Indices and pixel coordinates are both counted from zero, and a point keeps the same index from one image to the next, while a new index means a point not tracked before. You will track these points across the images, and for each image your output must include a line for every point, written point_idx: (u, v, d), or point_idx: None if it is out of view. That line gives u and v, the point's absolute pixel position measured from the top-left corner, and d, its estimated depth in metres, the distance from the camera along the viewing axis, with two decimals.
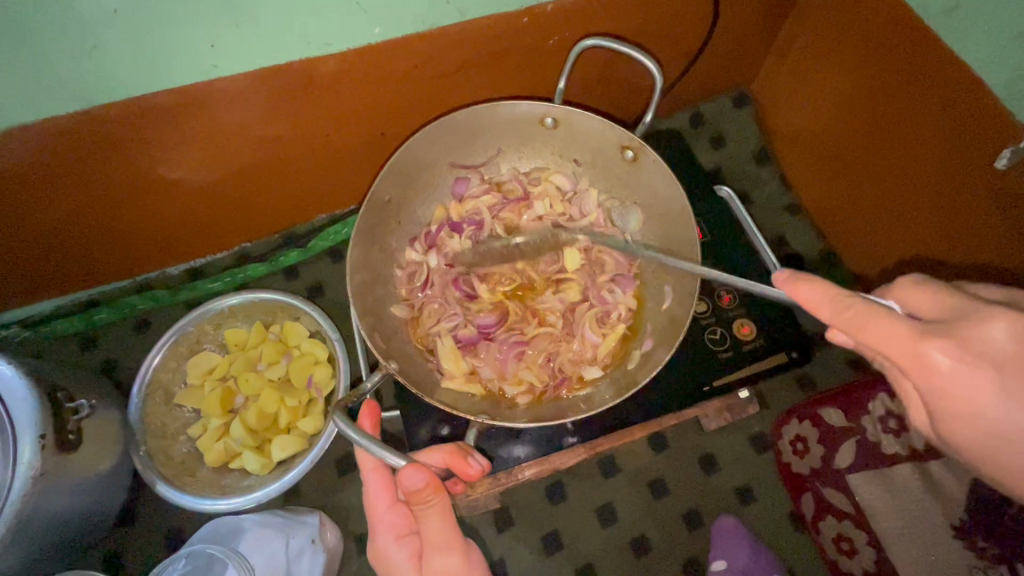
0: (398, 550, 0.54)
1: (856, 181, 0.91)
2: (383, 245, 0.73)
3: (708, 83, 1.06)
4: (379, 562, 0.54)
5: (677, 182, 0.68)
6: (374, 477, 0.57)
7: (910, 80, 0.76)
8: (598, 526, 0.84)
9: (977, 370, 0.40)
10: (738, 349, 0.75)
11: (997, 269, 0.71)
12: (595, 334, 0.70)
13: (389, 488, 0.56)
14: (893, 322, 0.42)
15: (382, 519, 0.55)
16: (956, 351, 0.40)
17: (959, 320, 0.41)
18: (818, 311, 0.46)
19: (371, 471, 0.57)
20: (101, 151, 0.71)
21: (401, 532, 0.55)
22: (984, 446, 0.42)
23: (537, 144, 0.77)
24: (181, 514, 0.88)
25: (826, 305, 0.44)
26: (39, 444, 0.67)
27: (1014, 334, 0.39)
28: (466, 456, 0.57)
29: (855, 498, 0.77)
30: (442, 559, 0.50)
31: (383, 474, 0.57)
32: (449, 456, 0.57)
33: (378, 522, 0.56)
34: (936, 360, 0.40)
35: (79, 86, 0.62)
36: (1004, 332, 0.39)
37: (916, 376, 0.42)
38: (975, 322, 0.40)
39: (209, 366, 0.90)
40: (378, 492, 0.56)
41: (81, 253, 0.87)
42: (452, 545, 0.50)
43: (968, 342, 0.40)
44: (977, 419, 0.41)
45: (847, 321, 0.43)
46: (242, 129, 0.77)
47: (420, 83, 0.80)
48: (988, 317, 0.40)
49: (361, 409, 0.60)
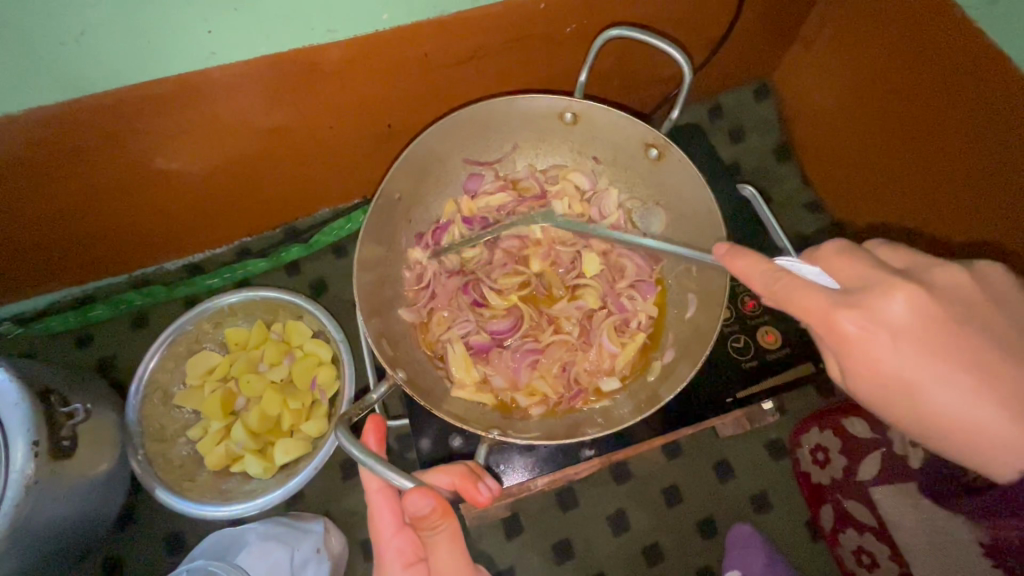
0: None
1: (879, 181, 0.87)
2: (391, 246, 0.70)
3: (729, 74, 1.02)
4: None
5: (705, 183, 0.64)
6: (380, 499, 0.53)
7: (945, 76, 0.71)
8: (609, 534, 0.82)
9: (886, 337, 0.43)
10: (763, 359, 0.72)
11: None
12: (613, 344, 0.67)
13: (396, 511, 0.53)
14: (811, 294, 0.44)
15: (388, 544, 0.53)
16: (861, 320, 0.43)
17: (870, 291, 0.43)
18: (753, 281, 0.49)
19: (377, 492, 0.53)
20: (93, 143, 0.67)
21: (410, 560, 0.52)
22: (886, 401, 0.46)
23: (556, 140, 0.73)
24: (182, 518, 0.85)
25: (757, 276, 0.48)
26: (32, 451, 0.64)
27: (915, 306, 0.42)
28: (477, 480, 0.53)
29: (880, 513, 0.73)
30: None
31: (388, 496, 0.54)
32: (459, 479, 0.53)
33: (385, 547, 0.53)
34: (846, 328, 0.43)
35: (66, 74, 0.58)
36: (905, 304, 0.42)
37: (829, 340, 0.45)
38: (882, 293, 0.43)
39: (209, 366, 0.87)
40: (385, 515, 0.53)
41: (75, 248, 0.83)
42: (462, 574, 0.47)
43: (872, 312, 0.43)
44: (880, 378, 0.44)
45: (776, 294, 0.46)
46: (239, 120, 0.73)
47: (429, 72, 0.75)
48: (894, 290, 0.42)
49: (366, 424, 0.55)
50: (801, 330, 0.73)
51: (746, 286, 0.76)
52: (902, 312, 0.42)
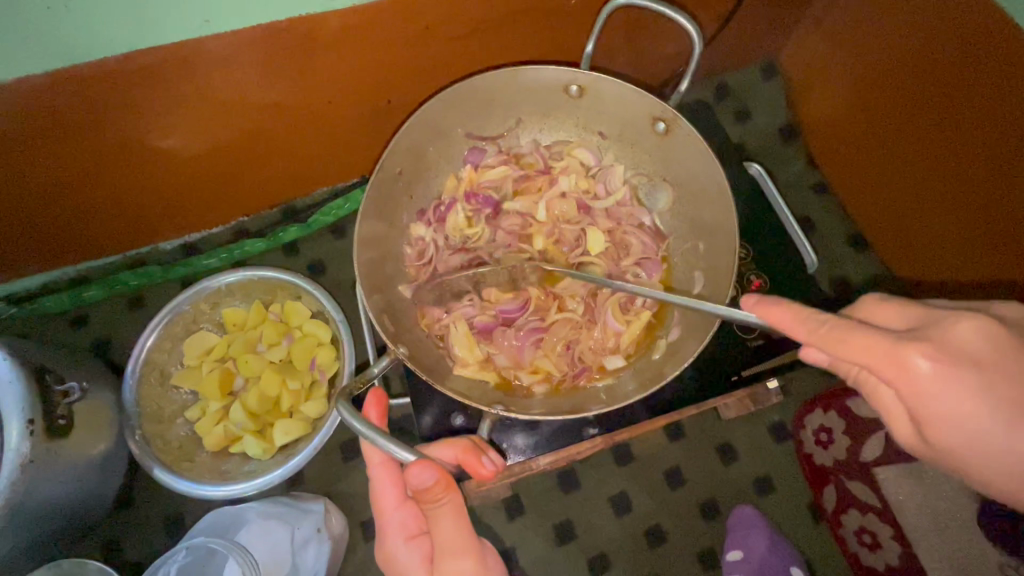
0: (407, 552, 0.50)
1: (887, 165, 0.86)
2: (392, 221, 0.68)
3: (736, 51, 1.00)
4: (388, 564, 0.51)
5: (714, 158, 0.62)
6: (382, 472, 0.53)
7: (956, 59, 0.70)
8: (612, 515, 0.82)
9: (967, 372, 0.38)
10: (770, 337, 0.71)
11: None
12: (618, 321, 0.66)
13: (398, 485, 0.53)
14: (869, 333, 0.39)
15: (391, 517, 0.52)
16: (935, 354, 0.38)
17: (931, 326, 0.40)
18: (791, 331, 0.42)
19: (378, 466, 0.53)
20: (85, 116, 0.65)
21: (412, 533, 0.51)
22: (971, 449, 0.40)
23: (561, 115, 0.71)
24: (181, 499, 0.85)
25: (798, 324, 0.42)
26: (27, 429, 0.63)
27: (984, 335, 0.39)
28: (481, 453, 0.52)
29: (883, 492, 0.74)
30: (455, 563, 0.46)
31: (392, 469, 0.53)
32: (462, 453, 0.52)
33: (387, 520, 0.52)
34: (919, 366, 0.38)
35: (54, 41, 0.56)
36: (974, 332, 0.39)
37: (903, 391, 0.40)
38: (943, 325, 0.39)
39: (207, 346, 0.86)
40: (386, 488, 0.52)
41: (68, 226, 0.82)
42: (465, 547, 0.45)
43: (942, 344, 0.38)
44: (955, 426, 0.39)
45: (824, 339, 0.40)
46: (234, 95, 0.71)
47: (431, 45, 0.73)
48: (953, 321, 0.39)
49: (367, 397, 0.55)
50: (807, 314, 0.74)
51: (751, 266, 0.77)
52: (973, 345, 0.38)
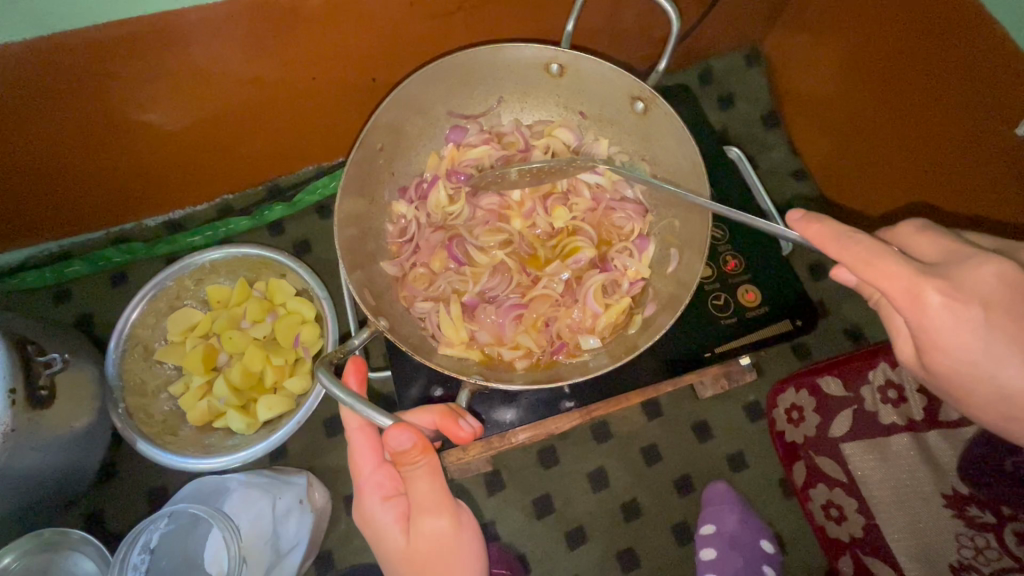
0: (384, 511, 0.52)
1: (868, 152, 0.87)
2: (375, 198, 0.69)
3: (719, 38, 1.01)
4: (367, 524, 0.53)
5: (687, 134, 0.63)
6: (359, 435, 0.54)
7: (935, 45, 0.70)
8: (589, 490, 0.84)
9: (981, 311, 0.40)
10: (743, 316, 0.75)
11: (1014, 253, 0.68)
12: (597, 303, 0.66)
13: (375, 448, 0.55)
14: (900, 261, 0.41)
15: (368, 479, 0.54)
16: (949, 289, 0.40)
17: (954, 265, 0.42)
18: (825, 246, 0.44)
19: (357, 429, 0.54)
20: (68, 88, 0.65)
21: (389, 494, 0.54)
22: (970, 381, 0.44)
23: (542, 95, 0.72)
24: (164, 473, 0.85)
25: (833, 240, 0.43)
26: (9, 400, 0.63)
27: (1004, 278, 0.40)
28: (459, 418, 0.54)
29: (848, 467, 0.78)
30: (433, 522, 0.49)
31: (368, 432, 0.54)
32: (440, 418, 0.54)
33: (364, 482, 0.54)
34: (932, 300, 0.40)
35: (29, 7, 0.55)
36: (994, 275, 0.40)
37: (907, 314, 0.42)
38: (972, 265, 0.41)
39: (190, 323, 0.86)
40: (364, 451, 0.54)
41: (54, 201, 0.82)
42: (442, 507, 0.49)
43: (963, 283, 0.40)
44: (961, 354, 0.42)
45: (855, 257, 0.42)
46: (214, 67, 0.70)
47: (417, 22, 0.74)
48: (984, 261, 0.41)
49: (348, 365, 0.56)
50: (782, 292, 0.77)
51: (728, 247, 0.79)
52: (983, 284, 0.40)
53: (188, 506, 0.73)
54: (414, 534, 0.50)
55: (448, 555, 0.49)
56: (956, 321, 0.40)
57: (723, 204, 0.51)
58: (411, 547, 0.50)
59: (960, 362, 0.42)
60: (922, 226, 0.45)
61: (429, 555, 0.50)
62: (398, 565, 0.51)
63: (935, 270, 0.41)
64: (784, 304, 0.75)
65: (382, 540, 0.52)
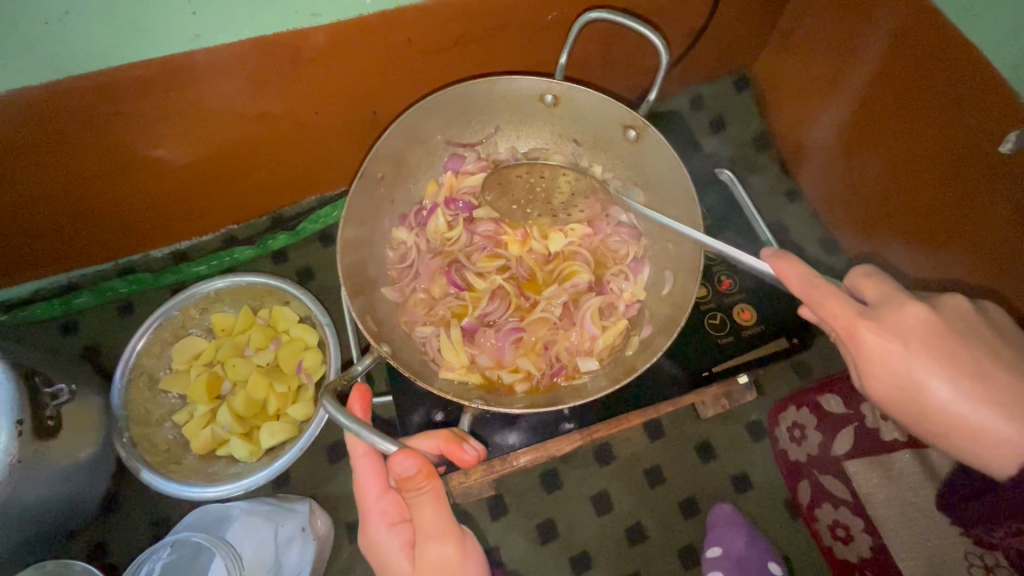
0: (389, 538, 0.51)
1: (858, 171, 0.89)
2: (375, 226, 0.71)
3: (709, 65, 1.04)
4: (372, 552, 0.52)
5: (679, 162, 0.65)
6: (364, 464, 0.55)
7: (921, 66, 0.73)
8: (593, 514, 0.83)
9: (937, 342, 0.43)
10: (739, 335, 0.76)
11: (1003, 273, 0.69)
12: (595, 326, 0.67)
13: (380, 475, 0.55)
14: None
15: (373, 507, 0.53)
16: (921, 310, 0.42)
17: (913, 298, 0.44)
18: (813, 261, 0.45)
19: (361, 456, 0.54)
20: (79, 126, 0.68)
21: (393, 520, 0.53)
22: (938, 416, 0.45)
23: (536, 124, 0.75)
24: (167, 502, 0.85)
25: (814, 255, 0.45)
26: (16, 430, 0.65)
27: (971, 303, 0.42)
28: (462, 442, 0.54)
29: (853, 485, 0.76)
30: (438, 548, 0.48)
31: (375, 461, 0.55)
32: (444, 443, 0.54)
33: (369, 511, 0.53)
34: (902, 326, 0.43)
35: (50, 54, 0.59)
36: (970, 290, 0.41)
37: (849, 348, 0.45)
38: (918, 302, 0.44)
39: (195, 352, 0.88)
40: (369, 478, 0.54)
41: (65, 234, 0.84)
42: (446, 533, 0.48)
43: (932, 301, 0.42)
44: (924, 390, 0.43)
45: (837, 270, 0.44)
46: (219, 102, 0.73)
47: (414, 57, 0.77)
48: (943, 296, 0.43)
49: (352, 393, 0.57)
50: (774, 312, 0.77)
51: (723, 267, 0.80)
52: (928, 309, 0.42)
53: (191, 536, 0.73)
54: (418, 561, 0.49)
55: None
56: (897, 356, 0.43)
57: (706, 233, 0.54)
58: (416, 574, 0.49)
59: (910, 398, 0.44)
60: (869, 273, 0.47)
61: None
62: None
63: (879, 310, 0.44)
64: (780, 322, 0.76)
65: (388, 568, 0.51)
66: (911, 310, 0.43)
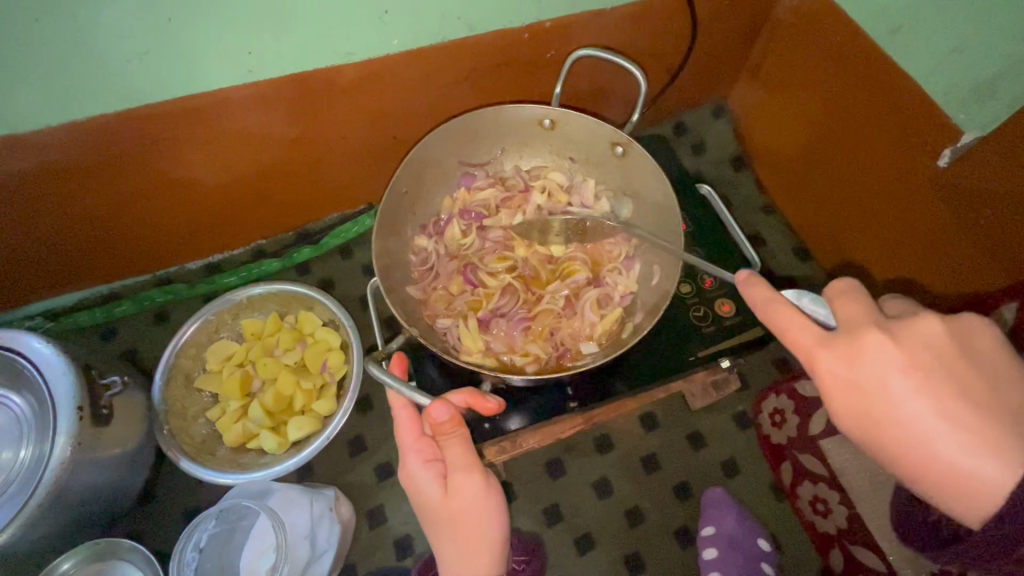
0: (424, 470, 0.58)
1: (821, 185, 1.02)
2: (399, 234, 0.82)
3: (690, 96, 1.17)
4: (409, 481, 0.60)
5: (660, 173, 0.77)
6: (403, 413, 0.62)
7: (867, 93, 0.85)
8: (595, 498, 0.91)
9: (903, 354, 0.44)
10: (720, 325, 0.85)
11: (952, 263, 0.81)
12: (593, 313, 0.77)
13: (415, 422, 0.61)
14: None
15: (410, 445, 0.60)
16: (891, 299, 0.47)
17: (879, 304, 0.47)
18: None
19: (400, 407, 0.62)
20: (143, 149, 0.78)
21: (428, 457, 0.60)
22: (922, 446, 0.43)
23: (537, 145, 0.86)
24: (199, 492, 0.92)
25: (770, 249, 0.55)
26: (76, 416, 0.73)
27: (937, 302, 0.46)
28: (485, 395, 0.63)
29: (829, 463, 0.83)
30: (465, 479, 0.57)
31: (411, 411, 0.62)
32: (469, 397, 0.62)
33: (406, 448, 0.60)
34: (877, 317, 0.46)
35: (128, 86, 0.70)
36: None
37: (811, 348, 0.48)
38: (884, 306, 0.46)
39: (228, 353, 0.95)
40: (406, 424, 0.61)
41: (115, 247, 0.93)
42: (473, 466, 0.57)
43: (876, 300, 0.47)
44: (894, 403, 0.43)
45: None
46: (266, 129, 0.84)
47: (431, 90, 0.89)
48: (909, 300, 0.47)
49: (393, 357, 0.68)
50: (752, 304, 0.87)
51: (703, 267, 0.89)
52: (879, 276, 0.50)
53: (237, 504, 0.82)
54: (450, 489, 0.57)
55: (475, 512, 0.56)
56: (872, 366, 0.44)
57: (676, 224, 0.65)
58: (447, 499, 0.57)
59: (900, 436, 0.43)
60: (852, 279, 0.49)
61: (461, 508, 0.57)
62: (434, 514, 0.58)
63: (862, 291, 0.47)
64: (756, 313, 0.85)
65: (421, 493, 0.59)
66: (874, 349, 0.44)
